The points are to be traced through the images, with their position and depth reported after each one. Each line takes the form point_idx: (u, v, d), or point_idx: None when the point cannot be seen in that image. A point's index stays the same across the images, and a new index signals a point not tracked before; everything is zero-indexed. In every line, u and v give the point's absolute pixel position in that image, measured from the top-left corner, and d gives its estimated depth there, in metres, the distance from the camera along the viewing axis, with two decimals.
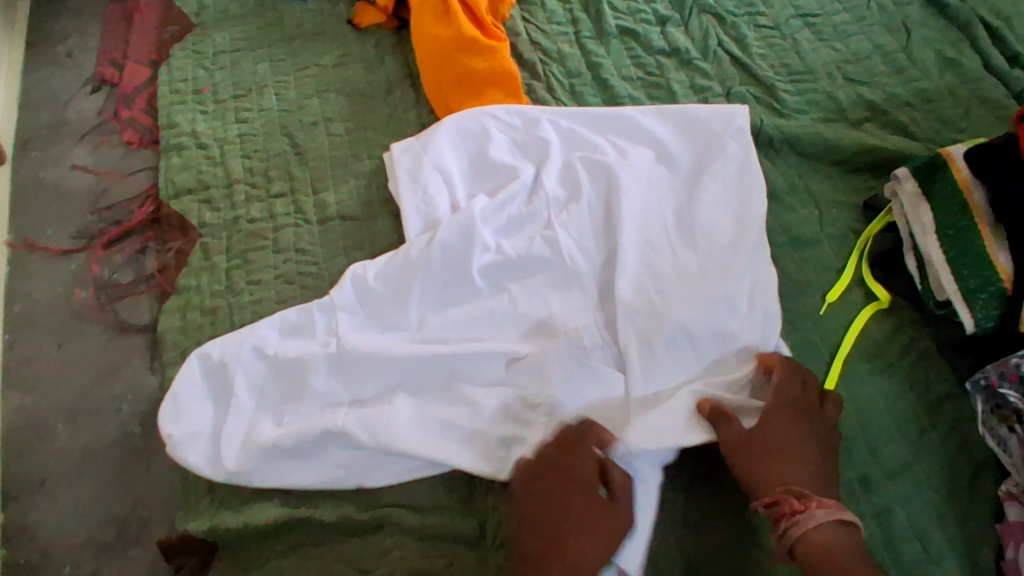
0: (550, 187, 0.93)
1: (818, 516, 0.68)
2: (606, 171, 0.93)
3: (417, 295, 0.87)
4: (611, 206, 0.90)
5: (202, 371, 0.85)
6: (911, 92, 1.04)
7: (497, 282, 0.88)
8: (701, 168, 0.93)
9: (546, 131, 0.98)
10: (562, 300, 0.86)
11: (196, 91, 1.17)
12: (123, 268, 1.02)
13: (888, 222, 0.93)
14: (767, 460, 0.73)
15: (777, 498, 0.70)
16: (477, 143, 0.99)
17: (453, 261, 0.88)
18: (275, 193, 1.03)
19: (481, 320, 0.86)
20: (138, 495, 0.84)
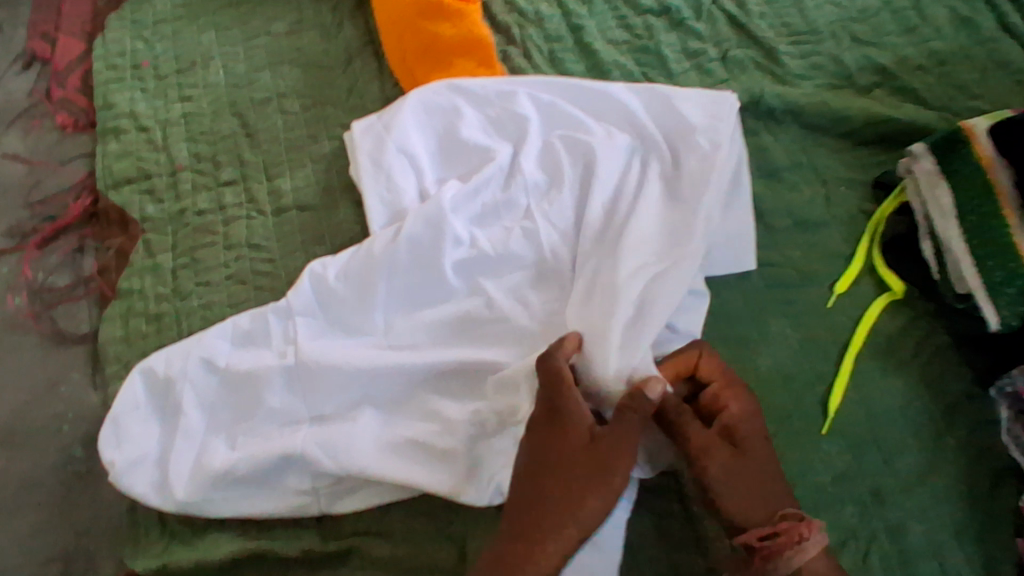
0: (528, 171, 0.83)
1: (819, 540, 0.62)
2: (590, 153, 0.83)
3: (382, 296, 0.78)
4: (597, 193, 0.81)
5: (146, 388, 0.76)
6: (924, 54, 0.94)
7: (470, 279, 0.79)
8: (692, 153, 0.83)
9: (524, 105, 0.87)
10: (542, 301, 0.78)
11: (135, 66, 1.05)
12: (58, 270, 0.92)
13: (901, 202, 0.85)
14: (752, 478, 0.65)
15: (779, 528, 0.62)
16: (446, 120, 0.88)
17: (420, 258, 0.78)
18: (224, 181, 0.93)
19: (454, 326, 0.77)
20: (84, 525, 0.77)
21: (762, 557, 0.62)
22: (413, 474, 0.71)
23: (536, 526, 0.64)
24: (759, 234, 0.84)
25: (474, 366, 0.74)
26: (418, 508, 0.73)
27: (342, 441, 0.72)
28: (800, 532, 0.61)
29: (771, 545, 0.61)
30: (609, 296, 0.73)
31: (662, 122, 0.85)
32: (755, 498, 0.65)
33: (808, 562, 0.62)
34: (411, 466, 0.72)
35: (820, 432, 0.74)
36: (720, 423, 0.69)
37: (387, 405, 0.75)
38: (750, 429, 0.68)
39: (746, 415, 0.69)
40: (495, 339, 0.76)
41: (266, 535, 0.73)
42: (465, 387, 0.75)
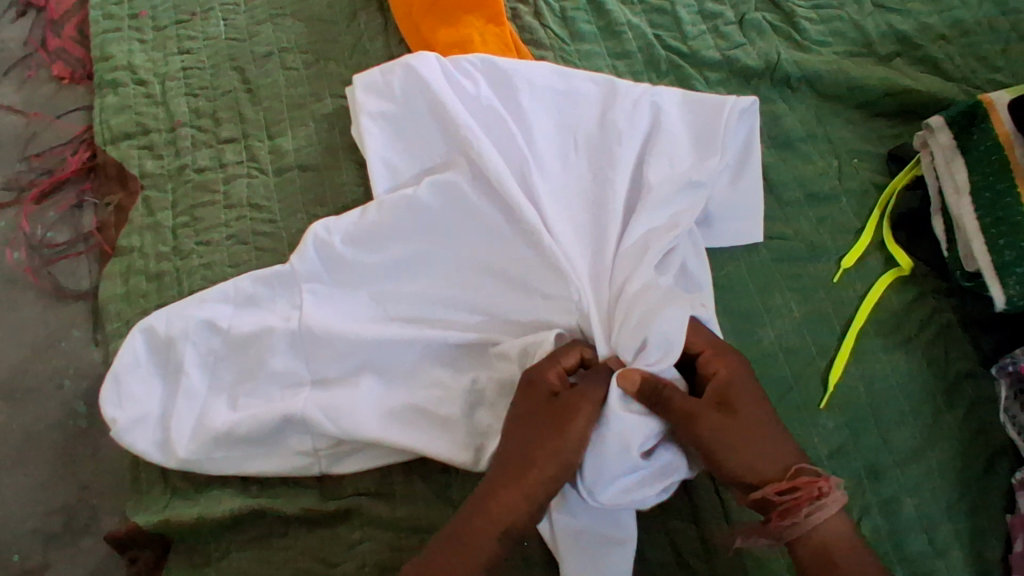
0: (538, 146, 0.80)
1: (839, 500, 0.59)
2: (605, 138, 0.80)
3: (388, 262, 0.77)
4: (602, 180, 0.78)
5: (147, 348, 0.76)
6: (947, 23, 0.90)
7: (468, 262, 0.77)
8: (705, 137, 0.81)
9: (537, 85, 0.83)
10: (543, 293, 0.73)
11: (133, 15, 1.02)
12: (57, 226, 0.91)
13: (915, 176, 0.82)
14: (756, 439, 0.62)
15: (797, 483, 0.59)
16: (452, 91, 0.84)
17: (425, 226, 0.77)
18: (224, 138, 0.91)
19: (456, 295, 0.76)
20: (85, 479, 0.77)
21: (781, 514, 0.59)
22: (416, 441, 0.71)
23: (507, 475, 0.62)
24: (768, 205, 0.83)
25: (475, 343, 0.74)
26: (419, 471, 0.73)
27: (342, 414, 0.72)
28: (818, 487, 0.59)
29: (790, 501, 0.59)
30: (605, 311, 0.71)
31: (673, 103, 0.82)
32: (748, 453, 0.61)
33: (829, 518, 0.59)
34: (411, 432, 0.72)
35: (819, 407, 0.73)
36: (714, 388, 0.64)
37: (388, 374, 0.74)
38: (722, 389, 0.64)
39: (735, 377, 0.65)
40: (495, 317, 0.75)
41: (267, 493, 0.73)
42: (465, 359, 0.74)
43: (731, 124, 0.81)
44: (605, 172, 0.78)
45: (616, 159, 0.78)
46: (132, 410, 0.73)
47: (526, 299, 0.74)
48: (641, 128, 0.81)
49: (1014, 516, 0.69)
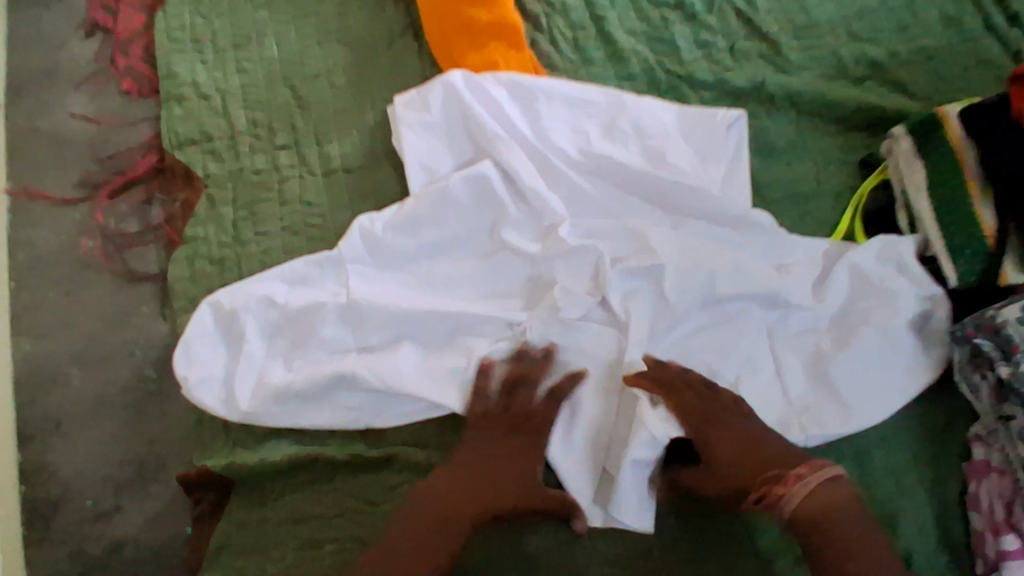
0: (563, 146, 0.94)
1: (798, 491, 0.71)
2: (623, 139, 0.95)
3: (429, 247, 0.89)
4: (618, 174, 0.92)
5: (213, 319, 0.87)
6: (912, 50, 1.04)
7: (493, 248, 0.90)
8: (700, 149, 0.95)
9: (554, 97, 0.97)
10: (568, 266, 0.87)
11: (195, 39, 1.15)
12: (128, 217, 1.03)
13: (883, 179, 0.94)
14: (757, 446, 0.75)
15: (764, 489, 0.72)
16: (481, 99, 0.96)
17: (456, 214, 0.90)
18: (279, 144, 1.04)
19: (483, 276, 0.88)
20: (154, 434, 0.88)
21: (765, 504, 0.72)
22: (452, 396, 0.82)
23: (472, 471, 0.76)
24: (755, 204, 0.95)
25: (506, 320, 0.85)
26: (452, 426, 0.83)
27: (385, 373, 0.82)
28: (798, 472, 0.73)
29: (765, 496, 0.72)
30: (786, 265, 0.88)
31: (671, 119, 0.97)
32: (744, 473, 0.74)
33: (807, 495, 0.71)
34: (448, 389, 0.82)
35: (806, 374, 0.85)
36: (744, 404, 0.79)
37: (425, 344, 0.85)
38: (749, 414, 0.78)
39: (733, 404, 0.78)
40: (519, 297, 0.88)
41: (317, 444, 0.82)
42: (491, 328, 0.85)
43: (721, 134, 0.95)
44: (621, 168, 0.92)
45: (629, 160, 0.92)
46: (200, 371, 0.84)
47: (548, 271, 0.88)
48: (645, 139, 0.95)
49: (969, 463, 0.79)
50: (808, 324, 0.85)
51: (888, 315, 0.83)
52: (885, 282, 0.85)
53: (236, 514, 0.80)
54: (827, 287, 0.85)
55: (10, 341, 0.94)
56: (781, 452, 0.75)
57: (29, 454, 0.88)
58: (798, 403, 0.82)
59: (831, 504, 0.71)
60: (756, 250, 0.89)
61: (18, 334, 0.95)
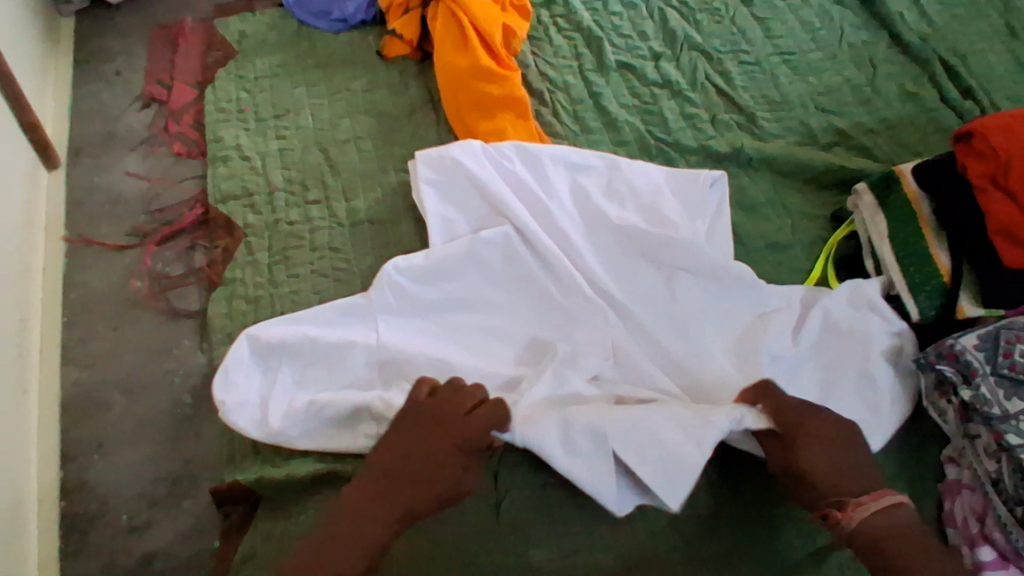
0: (568, 208, 1.05)
1: (857, 515, 0.74)
2: (621, 201, 1.06)
3: (448, 292, 0.98)
4: (618, 230, 1.02)
5: (250, 350, 0.95)
6: (875, 121, 1.18)
7: (505, 299, 0.99)
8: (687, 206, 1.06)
9: (561, 164, 1.09)
10: (573, 312, 0.97)
11: (240, 110, 1.31)
12: (174, 262, 1.15)
13: (851, 231, 1.05)
14: (821, 465, 0.79)
15: (827, 511, 0.77)
16: (497, 164, 1.08)
17: (473, 264, 1.00)
18: (311, 199, 1.16)
19: (495, 319, 0.98)
20: (188, 455, 0.98)
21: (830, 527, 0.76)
22: None
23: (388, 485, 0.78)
24: (738, 252, 1.06)
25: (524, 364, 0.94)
26: None
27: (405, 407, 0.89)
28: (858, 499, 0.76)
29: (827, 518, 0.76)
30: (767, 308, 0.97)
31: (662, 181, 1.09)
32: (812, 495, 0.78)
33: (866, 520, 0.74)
34: None
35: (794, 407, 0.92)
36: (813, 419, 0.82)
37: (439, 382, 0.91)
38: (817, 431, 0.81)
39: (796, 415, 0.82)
40: (532, 346, 0.96)
41: (339, 462, 0.90)
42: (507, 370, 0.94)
43: (704, 194, 1.07)
44: (622, 225, 1.02)
45: (628, 219, 1.03)
46: (237, 396, 0.92)
47: (554, 316, 0.97)
48: (640, 199, 1.06)
49: (943, 483, 0.86)
50: (796, 360, 0.91)
51: (863, 348, 0.90)
52: (859, 322, 0.92)
53: (263, 526, 0.87)
54: (805, 321, 0.93)
55: (60, 370, 1.05)
56: (849, 477, 0.79)
57: (71, 471, 0.98)
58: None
59: (890, 527, 0.74)
60: (740, 297, 0.98)
61: (65, 364, 1.06)
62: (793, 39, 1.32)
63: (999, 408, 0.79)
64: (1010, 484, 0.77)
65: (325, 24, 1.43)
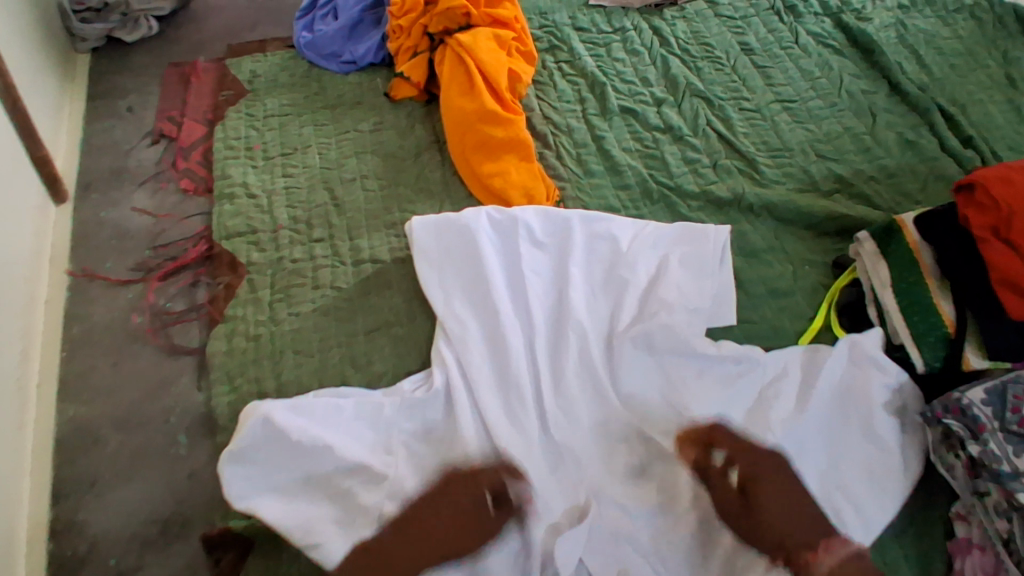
0: (577, 274, 1.01)
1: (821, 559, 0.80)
2: (632, 267, 1.03)
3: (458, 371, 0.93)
4: (627, 299, 0.99)
5: (258, 434, 0.87)
6: (875, 169, 1.20)
7: (501, 370, 0.92)
8: (694, 265, 1.04)
9: (573, 231, 1.05)
10: (583, 391, 0.92)
11: (248, 148, 1.33)
12: (175, 298, 1.15)
13: (853, 278, 1.04)
14: (770, 491, 0.84)
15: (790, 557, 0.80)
16: (508, 232, 1.05)
17: (482, 338, 0.96)
18: (315, 238, 1.17)
19: (508, 397, 0.91)
20: (181, 496, 0.96)
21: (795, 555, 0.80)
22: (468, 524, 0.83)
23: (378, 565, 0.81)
24: (740, 297, 1.06)
25: (520, 439, 0.88)
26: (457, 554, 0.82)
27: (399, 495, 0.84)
28: (829, 543, 0.81)
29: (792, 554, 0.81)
30: (774, 374, 0.93)
31: (667, 243, 1.07)
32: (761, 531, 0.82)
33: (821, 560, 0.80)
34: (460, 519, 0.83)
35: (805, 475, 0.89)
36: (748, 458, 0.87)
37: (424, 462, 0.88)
38: (774, 469, 0.86)
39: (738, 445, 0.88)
40: (525, 420, 0.89)
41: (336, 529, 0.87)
42: (512, 448, 0.87)
43: (711, 248, 1.06)
44: (630, 299, 1.00)
45: (635, 294, 1.00)
46: (241, 489, 0.86)
47: (568, 397, 0.91)
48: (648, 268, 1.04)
49: (953, 541, 0.83)
50: (807, 427, 0.89)
51: (873, 413, 0.89)
52: (867, 390, 0.90)
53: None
54: (813, 379, 0.91)
55: (57, 405, 1.05)
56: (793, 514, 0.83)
57: (64, 509, 0.96)
58: (807, 518, 0.83)
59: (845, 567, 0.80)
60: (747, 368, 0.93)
61: (63, 399, 1.05)
62: (793, 87, 1.34)
63: (1009, 465, 0.77)
64: (1020, 544, 0.74)
65: (334, 65, 1.46)
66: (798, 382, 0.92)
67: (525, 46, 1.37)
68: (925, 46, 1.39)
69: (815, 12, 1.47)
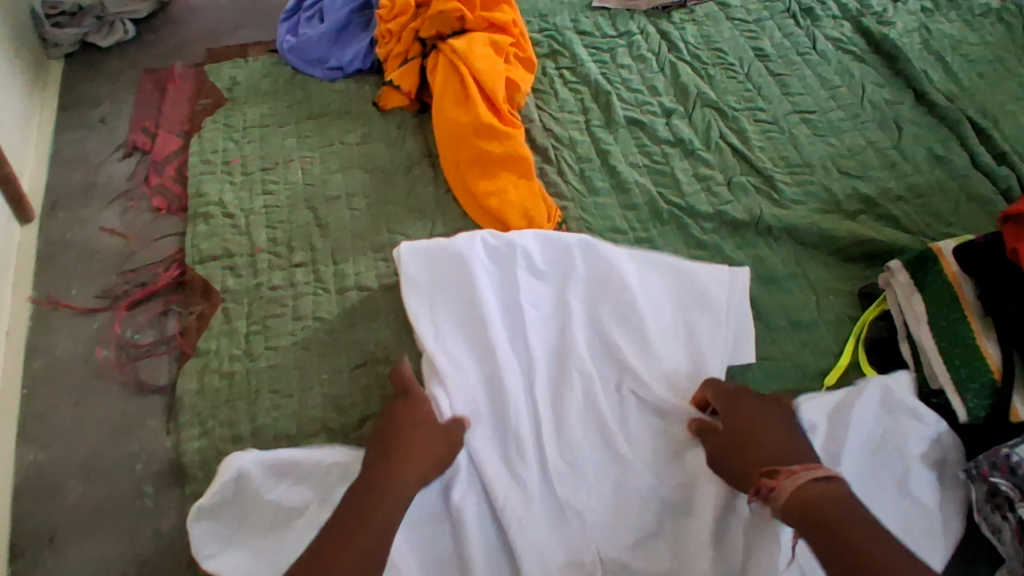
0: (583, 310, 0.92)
1: (785, 485, 0.71)
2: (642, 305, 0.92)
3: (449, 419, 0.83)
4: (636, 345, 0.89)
5: (232, 494, 0.80)
6: (903, 187, 1.11)
7: (499, 419, 0.84)
8: (709, 312, 0.93)
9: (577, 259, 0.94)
10: (587, 443, 0.84)
11: (226, 162, 1.23)
12: (144, 329, 1.07)
13: (883, 310, 0.96)
14: (750, 443, 0.78)
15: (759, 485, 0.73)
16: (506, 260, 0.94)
17: (476, 381, 0.86)
18: (297, 262, 1.08)
19: (505, 450, 0.82)
20: (146, 555, 0.87)
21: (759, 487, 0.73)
22: None
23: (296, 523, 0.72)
24: (759, 330, 0.97)
25: (518, 499, 0.79)
26: None
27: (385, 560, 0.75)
28: (790, 469, 0.72)
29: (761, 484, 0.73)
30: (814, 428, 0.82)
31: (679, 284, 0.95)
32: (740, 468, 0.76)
33: (797, 487, 0.70)
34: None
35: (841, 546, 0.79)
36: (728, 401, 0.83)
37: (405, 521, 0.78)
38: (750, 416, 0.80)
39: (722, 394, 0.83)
40: (523, 476, 0.80)
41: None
42: (508, 510, 0.78)
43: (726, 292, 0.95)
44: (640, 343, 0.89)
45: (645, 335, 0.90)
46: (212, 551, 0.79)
47: (571, 450, 0.83)
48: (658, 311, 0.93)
49: None
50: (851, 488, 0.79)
51: (909, 474, 0.80)
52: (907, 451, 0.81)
53: None
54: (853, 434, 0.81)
55: (14, 449, 0.96)
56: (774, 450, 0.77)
57: (18, 569, 0.87)
58: None
59: (822, 497, 0.69)
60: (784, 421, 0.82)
61: (21, 443, 0.96)
62: (811, 96, 1.25)
63: None
64: None
65: (320, 72, 1.37)
66: (827, 434, 0.82)
67: (525, 51, 1.28)
68: (951, 52, 1.30)
69: (833, 15, 1.38)
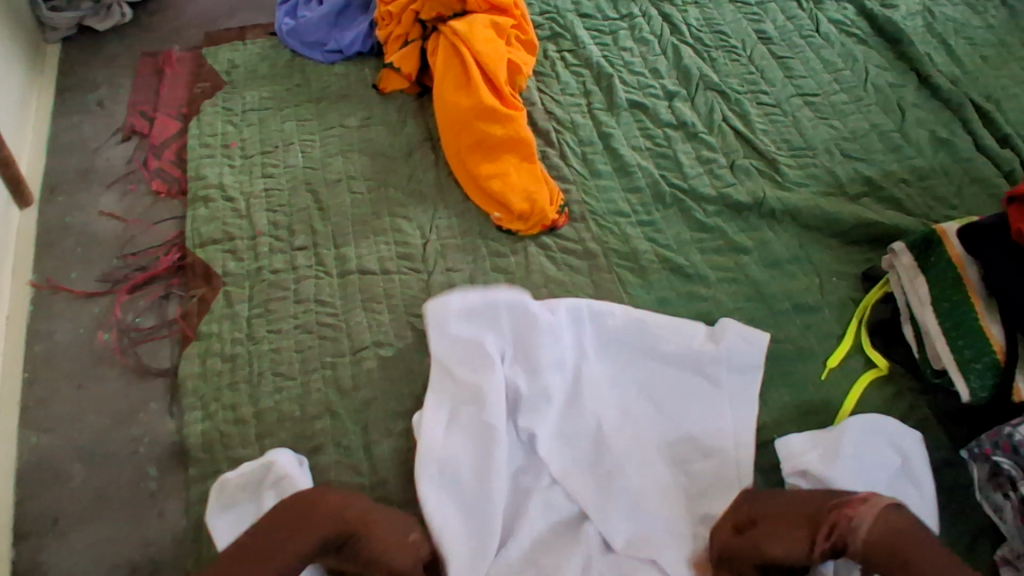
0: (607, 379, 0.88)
1: (864, 512, 0.67)
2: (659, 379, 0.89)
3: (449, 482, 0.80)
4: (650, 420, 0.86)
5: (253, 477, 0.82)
6: (906, 170, 1.11)
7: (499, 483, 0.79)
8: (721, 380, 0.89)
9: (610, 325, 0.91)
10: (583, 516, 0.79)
11: (225, 146, 1.22)
12: (145, 313, 1.06)
13: (886, 292, 0.96)
14: (776, 521, 0.70)
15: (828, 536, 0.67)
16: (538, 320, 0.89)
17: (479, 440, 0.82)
18: (298, 246, 1.08)
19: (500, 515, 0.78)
20: (151, 537, 0.88)
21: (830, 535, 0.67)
22: None
23: (272, 526, 0.69)
24: (761, 312, 0.97)
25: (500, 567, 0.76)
26: None
27: None
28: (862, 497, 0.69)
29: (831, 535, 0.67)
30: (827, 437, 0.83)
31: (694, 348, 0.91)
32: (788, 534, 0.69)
33: (868, 521, 0.66)
34: None
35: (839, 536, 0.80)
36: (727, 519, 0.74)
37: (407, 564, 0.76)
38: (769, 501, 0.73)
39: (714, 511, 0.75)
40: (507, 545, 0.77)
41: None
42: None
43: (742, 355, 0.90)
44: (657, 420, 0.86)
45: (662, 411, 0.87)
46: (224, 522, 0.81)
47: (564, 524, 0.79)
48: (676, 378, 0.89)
49: None
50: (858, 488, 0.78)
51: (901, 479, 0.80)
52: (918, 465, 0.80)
53: None
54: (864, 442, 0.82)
55: (17, 433, 0.95)
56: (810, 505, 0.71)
57: (22, 552, 0.87)
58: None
59: (903, 525, 0.66)
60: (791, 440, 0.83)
61: (23, 427, 0.96)
62: (814, 79, 1.24)
63: None
64: None
65: (319, 55, 1.35)
66: (819, 453, 0.81)
67: (526, 34, 1.27)
68: (954, 35, 1.29)
69: None
